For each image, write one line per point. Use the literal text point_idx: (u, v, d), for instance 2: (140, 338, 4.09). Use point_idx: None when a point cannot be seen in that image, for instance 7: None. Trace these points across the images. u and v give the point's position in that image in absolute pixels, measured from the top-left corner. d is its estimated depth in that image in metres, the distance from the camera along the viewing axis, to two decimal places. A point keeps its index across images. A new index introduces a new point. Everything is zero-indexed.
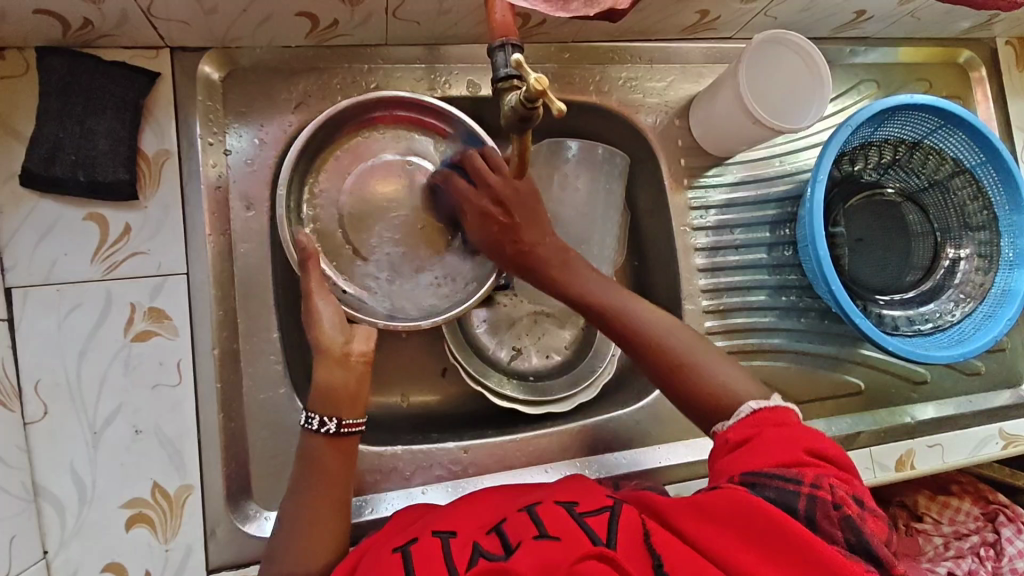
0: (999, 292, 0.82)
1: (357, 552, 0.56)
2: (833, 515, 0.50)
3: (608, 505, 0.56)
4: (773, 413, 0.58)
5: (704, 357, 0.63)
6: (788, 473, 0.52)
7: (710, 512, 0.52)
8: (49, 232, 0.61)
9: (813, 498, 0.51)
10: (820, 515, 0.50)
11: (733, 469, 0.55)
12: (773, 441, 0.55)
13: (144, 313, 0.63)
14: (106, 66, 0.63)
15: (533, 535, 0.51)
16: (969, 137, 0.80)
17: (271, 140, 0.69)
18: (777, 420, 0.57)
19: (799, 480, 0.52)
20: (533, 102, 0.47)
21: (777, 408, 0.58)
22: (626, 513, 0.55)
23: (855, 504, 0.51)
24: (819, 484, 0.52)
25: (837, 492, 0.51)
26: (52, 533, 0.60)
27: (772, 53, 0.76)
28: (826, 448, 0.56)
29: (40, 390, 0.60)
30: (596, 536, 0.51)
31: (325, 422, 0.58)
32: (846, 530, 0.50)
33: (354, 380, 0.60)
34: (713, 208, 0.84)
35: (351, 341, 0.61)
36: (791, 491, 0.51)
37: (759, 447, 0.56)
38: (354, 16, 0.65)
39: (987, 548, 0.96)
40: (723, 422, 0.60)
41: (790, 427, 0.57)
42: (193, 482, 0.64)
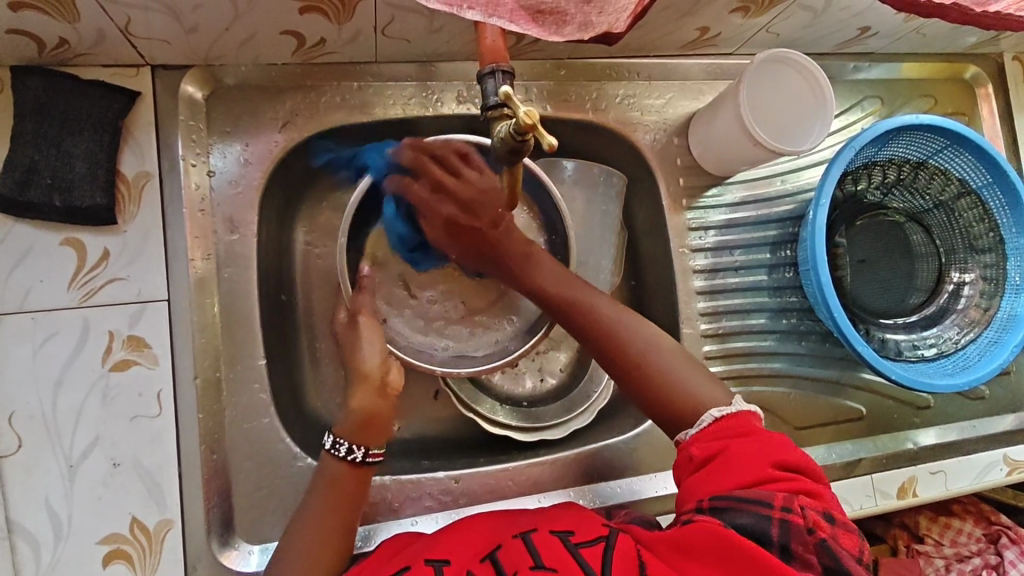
0: (1004, 318, 0.80)
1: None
2: (808, 539, 0.49)
3: (604, 534, 0.54)
4: (738, 420, 0.57)
5: (661, 356, 0.62)
6: (760, 495, 0.51)
7: (687, 547, 0.50)
8: (24, 259, 0.59)
9: (786, 522, 0.49)
10: (795, 541, 0.49)
11: (702, 491, 0.54)
12: (737, 459, 0.54)
13: (122, 341, 0.61)
14: (84, 86, 0.61)
15: (528, 567, 0.50)
16: (975, 159, 0.78)
17: (255, 159, 0.67)
18: (742, 429, 0.56)
19: (771, 504, 0.50)
20: (522, 135, 0.45)
21: (740, 415, 0.57)
22: (621, 541, 0.53)
23: (827, 523, 0.50)
24: (790, 507, 0.50)
25: (809, 514, 0.50)
26: (26, 571, 0.58)
27: (774, 71, 0.74)
28: (795, 462, 0.54)
29: (14, 423, 0.58)
30: (590, 568, 0.49)
31: (353, 450, 0.58)
32: (821, 554, 0.48)
33: (385, 409, 0.61)
34: (712, 228, 0.82)
35: (388, 370, 0.63)
36: (765, 517, 0.49)
37: (722, 467, 0.54)
38: (341, 34, 0.63)
39: (990, 572, 0.94)
40: (688, 431, 0.59)
41: (757, 439, 0.55)
42: (173, 516, 0.62)
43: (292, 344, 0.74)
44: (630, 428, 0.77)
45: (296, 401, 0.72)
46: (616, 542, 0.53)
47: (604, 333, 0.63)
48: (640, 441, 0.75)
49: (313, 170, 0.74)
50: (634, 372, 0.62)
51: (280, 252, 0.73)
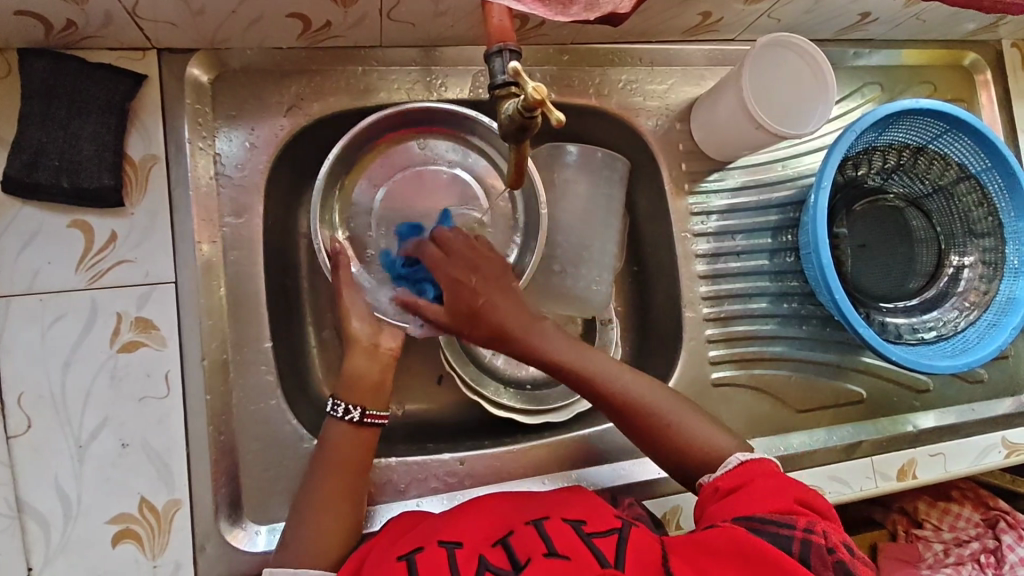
0: (1003, 301, 0.81)
1: (363, 551, 0.56)
2: (828, 559, 0.49)
3: (617, 527, 0.54)
4: (761, 465, 0.58)
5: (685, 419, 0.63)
6: (782, 518, 0.51)
7: (704, 548, 0.51)
8: (32, 241, 0.59)
9: (808, 543, 0.49)
10: (815, 559, 0.49)
11: (725, 514, 0.54)
12: (760, 489, 0.55)
13: (131, 323, 0.61)
14: (91, 68, 0.61)
15: (542, 553, 0.49)
16: (975, 143, 0.78)
17: (261, 143, 0.68)
18: (765, 470, 0.57)
19: (793, 525, 0.51)
20: (531, 112, 0.45)
21: (764, 459, 0.59)
22: (634, 536, 0.53)
23: (849, 550, 0.50)
24: (813, 529, 0.50)
25: (830, 537, 0.50)
26: (37, 550, 0.58)
27: (776, 55, 0.74)
28: (819, 499, 0.55)
29: (24, 404, 0.58)
30: (604, 559, 0.49)
31: (351, 410, 0.60)
32: (840, 575, 0.48)
33: (379, 371, 0.63)
34: (714, 213, 0.82)
35: (379, 334, 0.65)
36: (786, 535, 0.50)
37: (746, 495, 0.55)
38: (347, 17, 0.63)
39: (988, 555, 0.95)
40: (711, 474, 0.60)
41: (780, 478, 0.56)
42: (182, 497, 0.62)
43: (298, 328, 0.74)
44: None
45: (302, 385, 0.72)
46: (630, 536, 0.53)
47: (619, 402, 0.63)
48: None
49: (318, 155, 0.75)
50: (655, 428, 0.63)
51: (286, 237, 0.74)
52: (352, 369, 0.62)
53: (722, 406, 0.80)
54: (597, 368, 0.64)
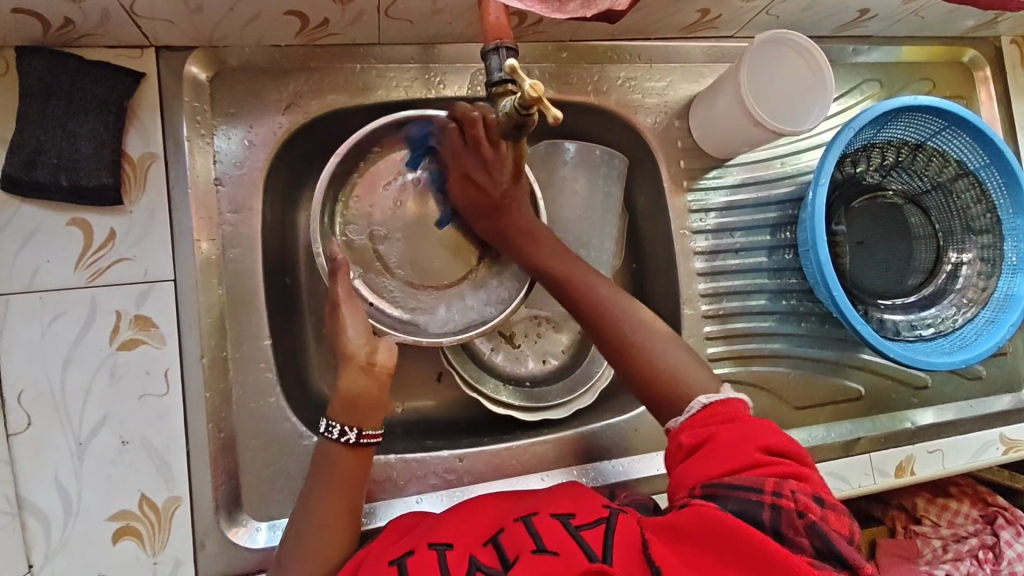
0: (1002, 297, 0.81)
1: (356, 558, 0.56)
2: (797, 522, 0.49)
3: (604, 517, 0.54)
4: (723, 413, 0.57)
5: (662, 350, 0.64)
6: (749, 481, 0.51)
7: (678, 530, 0.50)
8: (31, 240, 0.59)
9: (776, 508, 0.49)
10: (786, 526, 0.49)
11: (693, 479, 0.54)
12: (724, 446, 0.54)
13: (130, 321, 0.62)
14: (89, 66, 0.61)
15: (530, 549, 0.50)
16: (973, 140, 0.79)
17: (260, 141, 0.68)
18: (728, 419, 0.57)
19: (760, 489, 0.50)
20: (527, 109, 0.45)
21: (728, 404, 0.58)
22: (622, 523, 0.53)
23: (817, 506, 0.50)
24: (780, 492, 0.50)
25: (798, 497, 0.50)
26: (37, 547, 0.58)
27: (774, 53, 0.74)
28: (784, 446, 0.54)
29: (24, 401, 0.58)
30: (592, 552, 0.49)
31: (346, 431, 0.58)
32: (812, 536, 0.48)
33: (376, 390, 0.59)
34: (713, 210, 0.83)
35: (376, 350, 0.60)
36: (753, 502, 0.50)
37: (710, 453, 0.55)
38: (345, 15, 0.63)
39: (986, 551, 0.96)
40: (678, 419, 0.60)
41: (743, 429, 0.55)
42: (182, 494, 0.62)
43: (297, 326, 0.74)
44: (631, 408, 0.78)
45: (300, 383, 0.73)
46: (618, 525, 0.53)
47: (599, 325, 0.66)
48: (642, 420, 0.76)
49: (315, 153, 0.75)
50: (632, 355, 0.64)
51: (284, 235, 0.74)
52: (348, 391, 0.58)
53: None
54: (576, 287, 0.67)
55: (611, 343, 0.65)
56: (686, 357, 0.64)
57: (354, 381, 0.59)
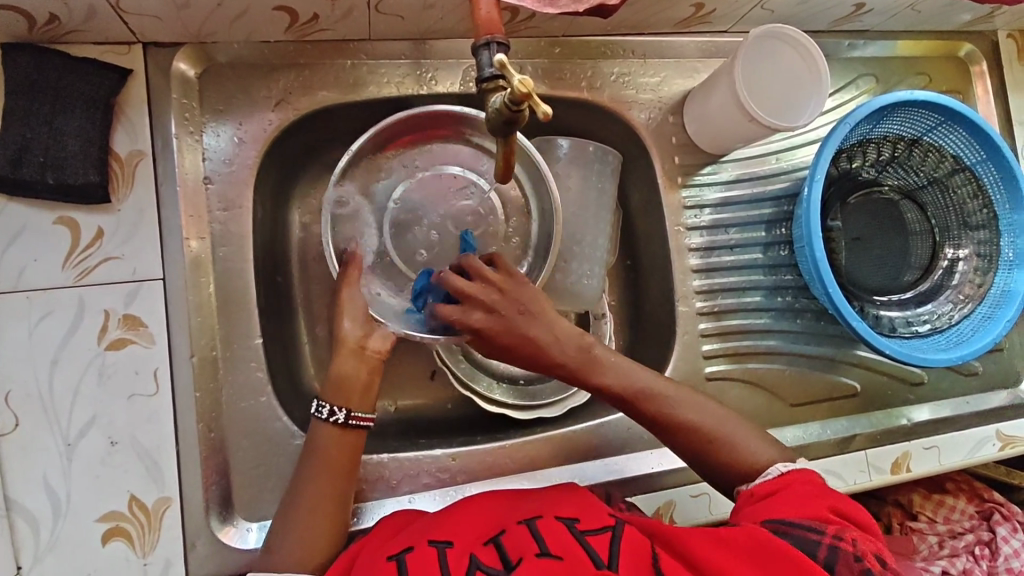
0: (998, 293, 0.80)
1: (352, 552, 0.55)
2: (855, 566, 0.49)
3: (610, 525, 0.54)
4: (800, 476, 0.58)
5: (726, 424, 0.64)
6: (812, 523, 0.52)
7: (728, 542, 0.51)
8: (17, 239, 0.59)
9: (835, 549, 0.50)
10: (841, 565, 0.49)
11: (756, 517, 0.55)
12: (796, 496, 0.55)
13: (118, 320, 0.61)
14: (74, 63, 0.60)
15: (534, 553, 0.49)
16: (969, 135, 0.78)
17: (250, 138, 0.67)
18: (804, 479, 0.58)
19: (822, 531, 0.51)
20: (518, 105, 0.45)
21: (804, 470, 0.59)
22: (628, 534, 0.53)
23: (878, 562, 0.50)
24: (842, 537, 0.51)
25: (859, 546, 0.51)
26: (26, 548, 0.58)
27: (768, 47, 0.73)
28: (853, 513, 0.55)
29: (11, 402, 0.58)
30: (597, 557, 0.49)
31: (335, 412, 0.60)
32: None
33: (366, 373, 0.62)
34: (708, 207, 0.82)
35: (369, 336, 0.64)
36: (813, 540, 0.50)
37: (782, 499, 0.56)
38: (334, 10, 0.62)
39: (982, 547, 0.95)
40: (750, 482, 0.60)
41: (818, 489, 0.56)
42: (172, 494, 0.62)
43: (288, 324, 0.74)
44: None
45: (292, 382, 0.72)
46: (625, 533, 0.53)
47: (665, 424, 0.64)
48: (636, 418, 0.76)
49: (306, 150, 0.74)
50: (703, 443, 0.63)
51: (275, 233, 0.73)
52: (339, 372, 0.62)
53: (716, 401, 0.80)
54: (636, 383, 0.64)
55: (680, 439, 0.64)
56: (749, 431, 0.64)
57: (347, 363, 0.62)
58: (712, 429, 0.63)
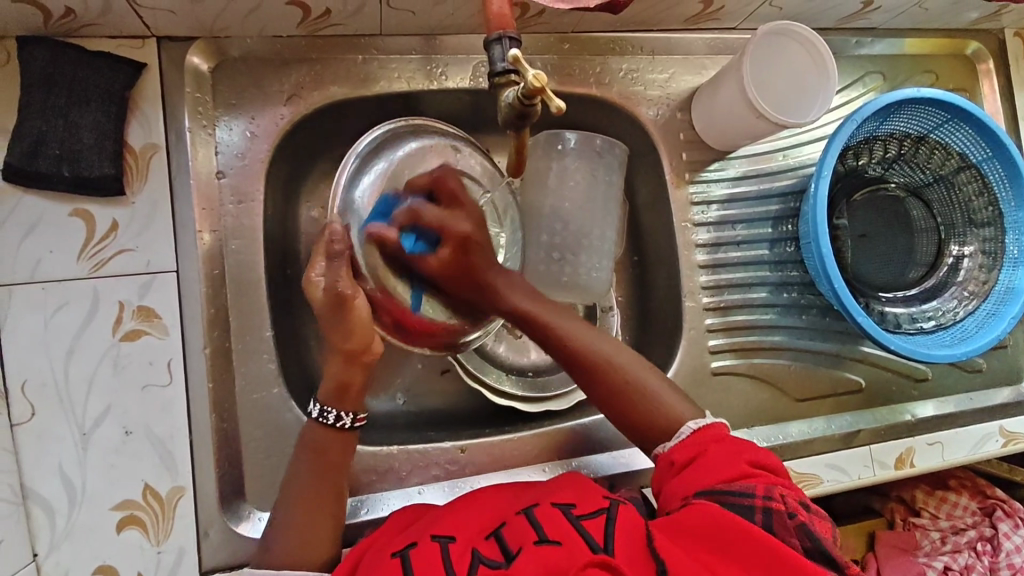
0: (1003, 290, 0.81)
1: (357, 552, 0.56)
2: (789, 523, 0.51)
3: (605, 508, 0.55)
4: (712, 431, 0.60)
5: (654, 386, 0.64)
6: (741, 487, 0.54)
7: (679, 528, 0.52)
8: (34, 229, 0.59)
9: (768, 510, 0.52)
10: (777, 525, 0.51)
11: (686, 488, 0.57)
12: (717, 458, 0.57)
13: (133, 311, 0.62)
14: (90, 56, 0.61)
15: (533, 541, 0.50)
16: (976, 132, 0.79)
17: (262, 133, 0.68)
18: (717, 436, 0.60)
19: (752, 493, 0.53)
20: (531, 98, 0.46)
21: (714, 425, 0.61)
22: (622, 515, 0.54)
23: (804, 509, 0.53)
24: (771, 495, 0.53)
25: (789, 502, 0.53)
26: (42, 536, 0.59)
27: (776, 44, 0.74)
28: (767, 463, 0.58)
29: (26, 391, 0.58)
30: (594, 542, 0.50)
31: (341, 417, 0.61)
32: (803, 536, 0.51)
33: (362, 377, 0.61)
34: (714, 203, 0.83)
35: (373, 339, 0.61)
36: (748, 505, 0.52)
37: (704, 465, 0.57)
38: (347, 5, 0.63)
39: (984, 543, 0.96)
40: (665, 444, 0.62)
41: (730, 443, 0.59)
42: (185, 484, 0.63)
43: (299, 317, 0.74)
44: None
45: (302, 373, 0.73)
46: (618, 517, 0.53)
47: (598, 376, 0.64)
48: None
49: (317, 144, 0.74)
50: (629, 398, 0.63)
51: (286, 226, 0.74)
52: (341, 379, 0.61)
53: (722, 396, 0.81)
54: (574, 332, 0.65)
55: (606, 396, 0.64)
56: (669, 387, 0.64)
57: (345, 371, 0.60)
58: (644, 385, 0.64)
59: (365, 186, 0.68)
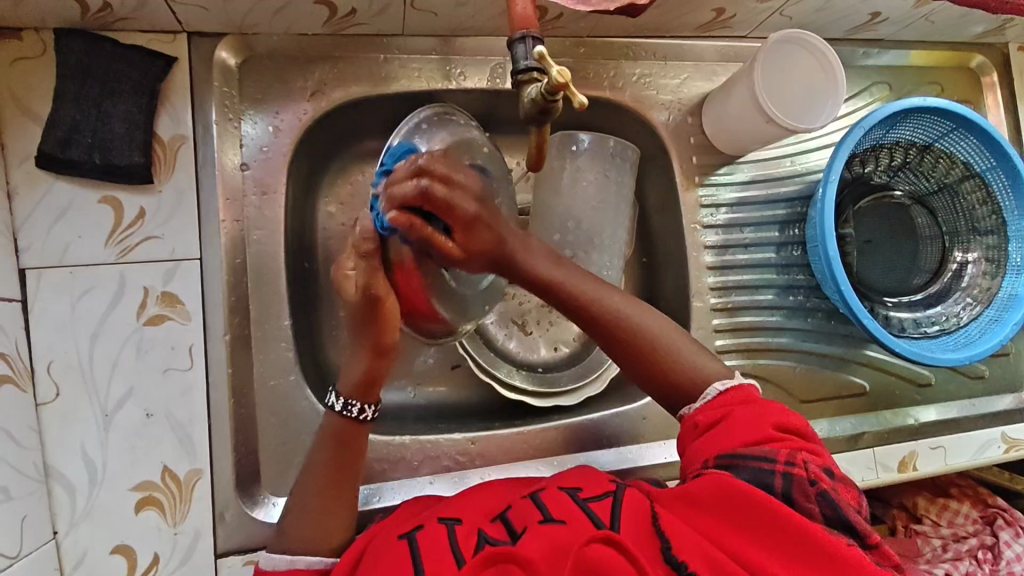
0: (1005, 297, 0.82)
1: (360, 542, 0.57)
2: (809, 491, 0.52)
3: (611, 490, 0.57)
4: (740, 392, 0.60)
5: (679, 347, 0.62)
6: (763, 451, 0.54)
7: (697, 500, 0.53)
8: (64, 214, 0.61)
9: (789, 476, 0.52)
10: (798, 493, 0.52)
11: (707, 451, 0.57)
12: (740, 420, 0.57)
13: (157, 297, 0.63)
14: (123, 49, 0.63)
15: (538, 520, 0.52)
16: (980, 141, 0.80)
17: (285, 127, 0.69)
18: (742, 398, 0.59)
19: (774, 459, 0.53)
20: (553, 95, 0.48)
21: (741, 387, 0.60)
22: (627, 497, 0.56)
23: (827, 476, 0.53)
24: (793, 461, 0.53)
25: (810, 468, 0.53)
26: (62, 514, 0.60)
27: (786, 52, 0.76)
28: (793, 424, 0.57)
29: (52, 371, 0.60)
30: (599, 520, 0.52)
31: (364, 410, 0.58)
32: (822, 504, 0.51)
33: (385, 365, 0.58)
34: (723, 206, 0.84)
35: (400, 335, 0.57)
36: (767, 471, 0.53)
37: (728, 429, 0.57)
38: (372, 6, 0.65)
39: (985, 551, 0.96)
40: (690, 406, 0.61)
41: (754, 404, 0.58)
42: (203, 466, 0.64)
43: (315, 308, 0.76)
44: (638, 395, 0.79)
45: (317, 364, 0.74)
46: (623, 498, 0.55)
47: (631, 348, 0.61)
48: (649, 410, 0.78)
49: (337, 140, 0.76)
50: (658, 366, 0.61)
51: (304, 218, 0.75)
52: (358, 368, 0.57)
53: None
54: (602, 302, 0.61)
55: (636, 366, 0.61)
56: (696, 348, 0.62)
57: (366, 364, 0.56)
58: (654, 334, 0.61)
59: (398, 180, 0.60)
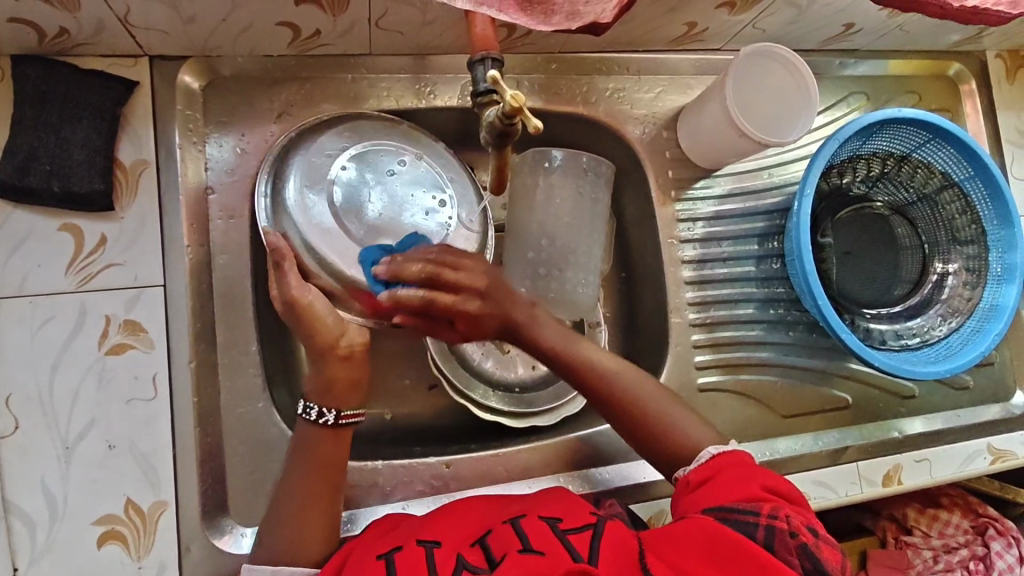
0: (987, 307, 0.82)
1: (345, 549, 0.56)
2: (790, 544, 0.51)
3: (592, 522, 0.55)
4: (732, 456, 0.60)
5: (677, 416, 0.65)
6: (748, 505, 0.54)
7: (679, 540, 0.52)
8: (21, 244, 0.60)
9: (771, 528, 0.52)
10: (779, 545, 0.51)
11: (695, 505, 0.57)
12: (728, 480, 0.57)
13: (119, 325, 0.62)
14: (82, 75, 0.62)
15: (517, 548, 0.50)
16: (957, 152, 0.80)
17: (252, 149, 0.69)
18: (735, 461, 0.60)
19: (757, 512, 0.53)
20: (511, 119, 0.47)
21: (734, 451, 0.61)
22: (609, 530, 0.54)
23: (812, 534, 0.52)
24: (776, 515, 0.53)
25: (793, 522, 0.52)
26: (22, 550, 0.58)
27: (757, 65, 0.75)
28: (781, 489, 0.57)
29: (11, 404, 0.59)
30: (578, 553, 0.50)
31: (324, 413, 0.59)
32: (802, 558, 0.51)
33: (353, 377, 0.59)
34: (701, 220, 0.83)
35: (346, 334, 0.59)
36: (751, 522, 0.52)
37: (715, 487, 0.57)
38: (336, 26, 0.64)
39: (977, 562, 0.95)
40: (684, 468, 0.62)
41: (747, 468, 0.58)
42: (168, 498, 0.63)
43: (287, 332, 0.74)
44: None
45: (289, 387, 0.73)
46: (604, 530, 0.54)
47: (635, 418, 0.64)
48: None
49: None
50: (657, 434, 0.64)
51: None
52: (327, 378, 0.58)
53: (709, 412, 0.81)
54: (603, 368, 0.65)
55: (636, 431, 0.65)
56: (687, 410, 0.66)
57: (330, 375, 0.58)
58: (655, 407, 0.65)
59: (292, 186, 0.63)
